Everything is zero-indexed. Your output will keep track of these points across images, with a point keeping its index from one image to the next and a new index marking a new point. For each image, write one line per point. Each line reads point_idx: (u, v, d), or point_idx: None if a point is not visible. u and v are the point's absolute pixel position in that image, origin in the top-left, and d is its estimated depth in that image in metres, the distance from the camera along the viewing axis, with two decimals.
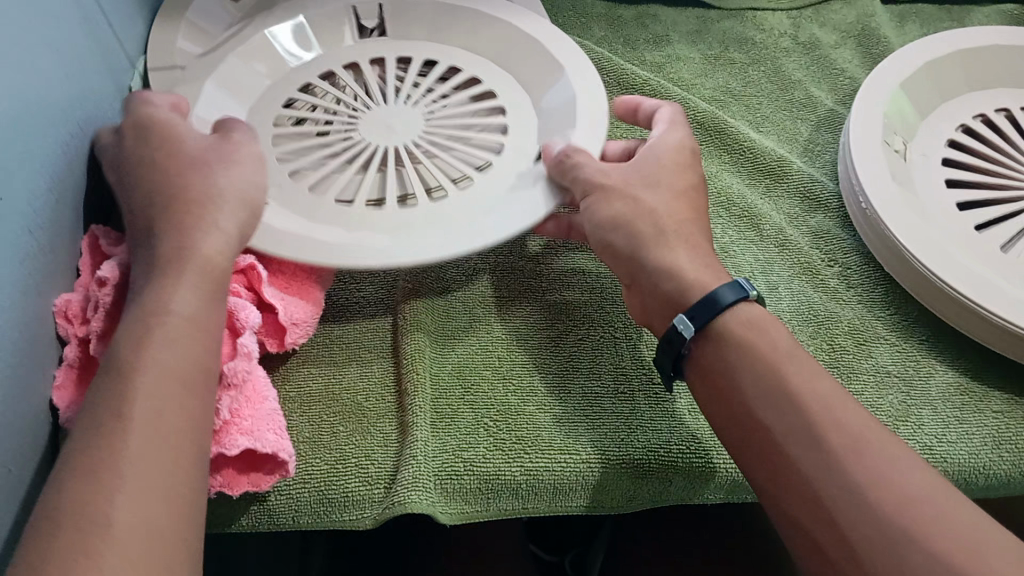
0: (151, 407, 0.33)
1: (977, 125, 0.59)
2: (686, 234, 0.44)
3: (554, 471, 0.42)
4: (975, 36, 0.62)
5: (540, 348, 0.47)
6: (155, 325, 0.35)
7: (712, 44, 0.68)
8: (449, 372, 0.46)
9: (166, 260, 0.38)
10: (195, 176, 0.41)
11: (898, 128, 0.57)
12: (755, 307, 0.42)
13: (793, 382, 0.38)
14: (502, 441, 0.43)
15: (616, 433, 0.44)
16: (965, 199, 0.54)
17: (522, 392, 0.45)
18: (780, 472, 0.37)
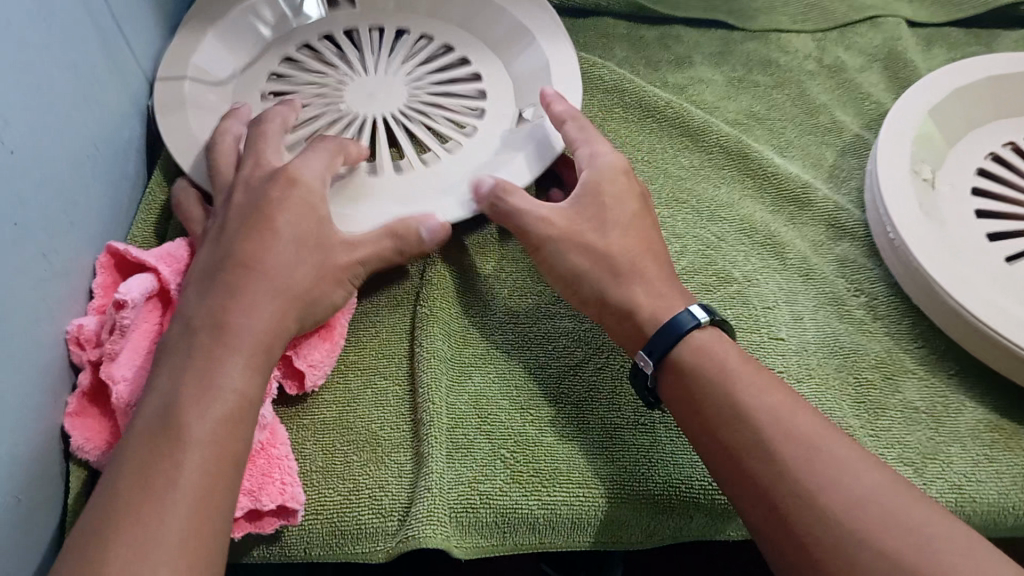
0: (196, 484, 0.34)
1: (1008, 154, 0.58)
2: (655, 272, 0.44)
3: (572, 506, 0.41)
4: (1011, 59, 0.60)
5: (559, 376, 0.46)
6: (200, 396, 0.37)
7: (735, 66, 0.67)
8: (465, 401, 0.45)
9: (205, 327, 0.39)
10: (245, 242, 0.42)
11: (926, 157, 0.56)
12: (713, 334, 0.41)
13: (746, 404, 0.38)
14: (519, 472, 0.42)
15: (636, 465, 0.43)
16: (996, 230, 0.53)
17: (539, 423, 0.44)
18: (743, 488, 0.36)
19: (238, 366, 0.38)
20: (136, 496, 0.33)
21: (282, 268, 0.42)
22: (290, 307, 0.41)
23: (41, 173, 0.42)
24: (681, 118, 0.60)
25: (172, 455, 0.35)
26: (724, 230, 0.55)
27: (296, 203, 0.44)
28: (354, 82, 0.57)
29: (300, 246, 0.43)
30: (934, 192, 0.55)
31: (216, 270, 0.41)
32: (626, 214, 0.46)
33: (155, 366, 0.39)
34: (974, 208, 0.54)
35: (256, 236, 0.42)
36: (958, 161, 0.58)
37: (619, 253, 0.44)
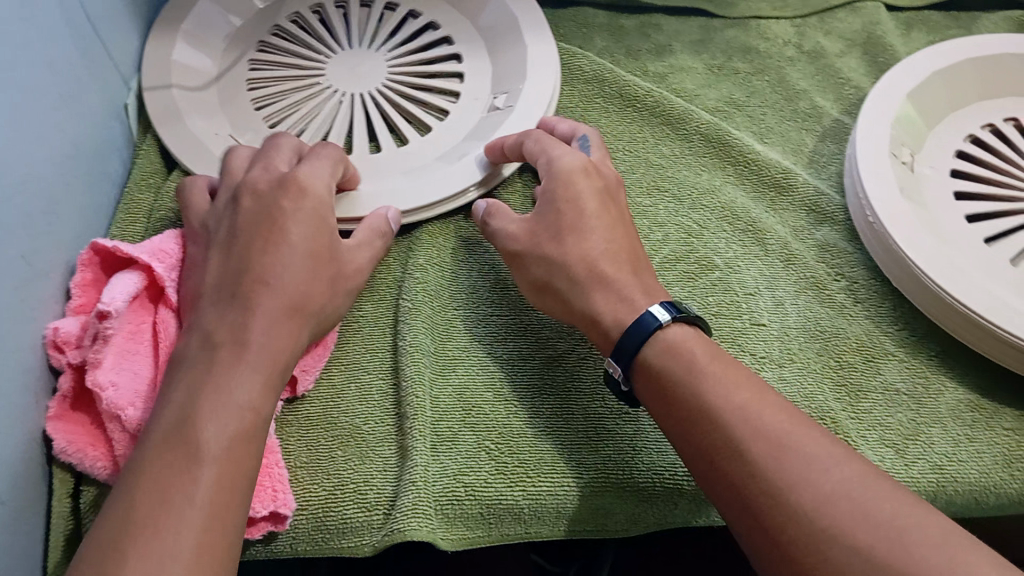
0: (212, 496, 0.34)
1: (986, 136, 0.58)
2: (624, 272, 0.44)
3: (557, 496, 0.41)
4: (993, 41, 0.60)
5: (544, 368, 0.46)
6: (232, 417, 0.37)
7: (715, 54, 0.67)
8: (449, 393, 0.45)
9: (221, 342, 0.39)
10: (247, 253, 0.42)
11: (905, 140, 0.57)
12: (684, 332, 0.41)
13: (715, 406, 0.38)
14: (507, 463, 0.42)
15: (621, 454, 0.43)
16: (975, 213, 0.53)
17: (523, 415, 0.44)
18: (720, 484, 0.37)
19: (252, 381, 0.38)
20: (155, 507, 0.34)
21: (292, 279, 0.42)
22: (292, 319, 0.41)
23: (22, 173, 0.42)
24: (661, 106, 0.60)
25: (189, 470, 0.35)
26: (705, 217, 0.55)
27: (298, 216, 0.44)
28: (336, 65, 0.59)
29: (309, 259, 0.43)
30: (912, 174, 0.55)
31: (232, 285, 0.41)
32: (587, 216, 0.46)
33: (167, 382, 0.39)
34: (952, 191, 0.55)
35: (271, 251, 0.42)
36: (938, 144, 0.58)
37: (576, 259, 0.44)
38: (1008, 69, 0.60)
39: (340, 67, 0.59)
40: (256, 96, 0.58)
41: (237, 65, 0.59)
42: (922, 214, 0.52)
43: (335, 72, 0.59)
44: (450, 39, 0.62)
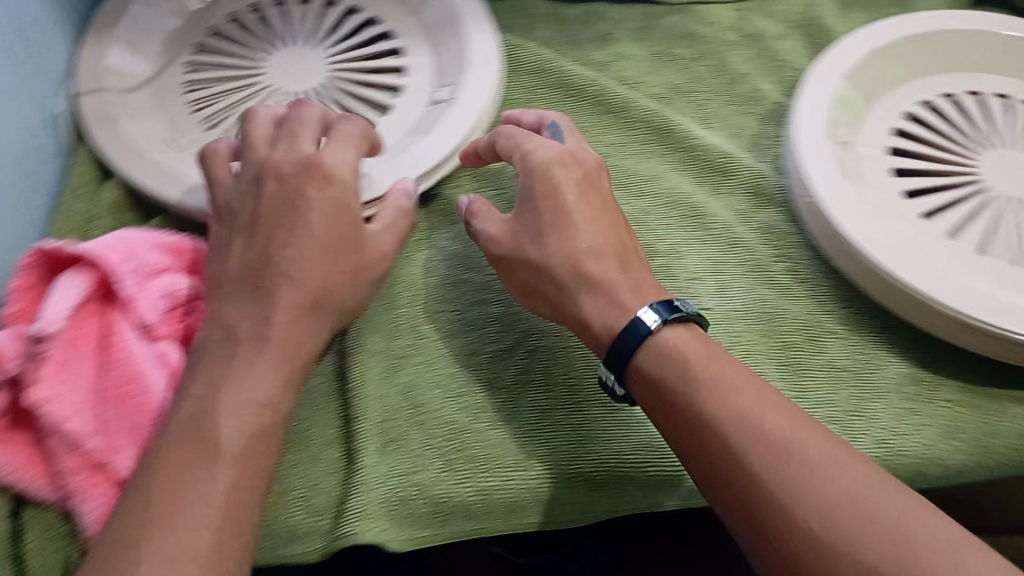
0: (228, 496, 0.35)
1: (921, 111, 0.59)
2: (614, 273, 0.43)
3: (508, 490, 0.41)
4: (925, 17, 0.61)
5: (505, 358, 0.46)
6: (247, 413, 0.37)
7: (658, 40, 0.67)
8: (405, 388, 0.44)
9: (245, 338, 0.40)
10: (267, 247, 0.42)
11: (841, 118, 0.57)
12: (683, 330, 0.41)
13: (714, 409, 0.38)
14: (466, 459, 0.42)
15: (581, 445, 0.43)
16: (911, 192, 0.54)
17: (472, 409, 0.44)
18: (719, 487, 0.37)
19: (266, 379, 0.39)
20: (164, 507, 0.34)
21: (309, 271, 0.42)
22: (308, 312, 0.41)
23: None
24: (603, 95, 0.60)
25: (206, 468, 0.35)
26: (649, 205, 0.55)
27: (315, 210, 0.43)
28: (276, 65, 0.58)
29: (322, 253, 0.43)
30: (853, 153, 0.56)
31: (252, 278, 0.42)
32: (570, 213, 0.45)
33: (184, 379, 0.39)
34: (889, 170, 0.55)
35: (286, 245, 0.42)
36: (876, 121, 0.58)
37: (562, 262, 0.44)
38: (942, 45, 0.60)
39: (284, 68, 0.58)
40: (192, 100, 0.57)
41: (173, 68, 0.58)
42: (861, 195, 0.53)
43: (274, 72, 0.58)
44: (391, 33, 0.61)
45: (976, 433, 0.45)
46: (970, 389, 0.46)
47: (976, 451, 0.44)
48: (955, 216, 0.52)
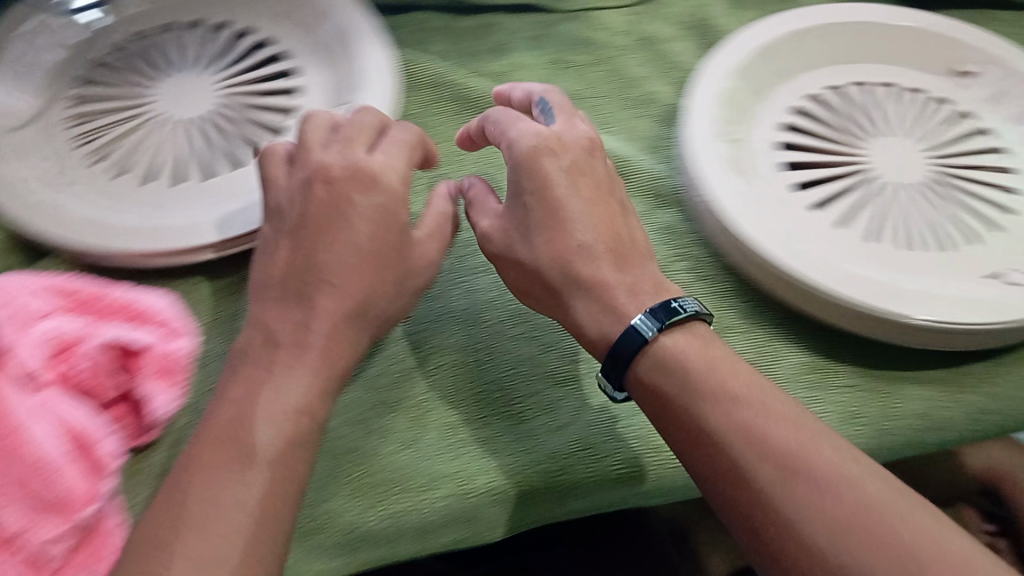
0: (262, 510, 0.33)
1: (790, 108, 0.60)
2: (618, 272, 0.41)
3: (420, 511, 0.40)
4: (789, 17, 0.62)
5: (487, 364, 0.46)
6: (298, 415, 0.36)
7: (552, 48, 0.67)
8: (396, 404, 0.44)
9: (290, 346, 0.37)
10: (314, 250, 0.39)
11: (714, 109, 0.57)
12: (682, 335, 0.40)
13: (734, 415, 0.36)
14: (467, 469, 0.42)
15: (581, 444, 0.43)
16: (786, 185, 0.54)
17: (381, 431, 0.43)
18: (720, 493, 0.36)
19: (305, 386, 0.37)
20: (202, 510, 0.33)
21: (349, 281, 0.39)
22: (352, 324, 0.39)
23: None
24: None
25: (237, 475, 0.34)
26: None
27: (363, 215, 0.40)
28: (164, 91, 0.57)
29: (367, 257, 0.39)
30: (726, 141, 0.55)
31: (295, 284, 0.39)
32: (561, 208, 0.42)
33: (224, 388, 0.37)
34: (766, 163, 0.56)
35: (321, 259, 0.39)
36: (745, 115, 0.59)
37: (549, 266, 0.42)
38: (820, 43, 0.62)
39: (172, 94, 0.56)
40: (74, 131, 0.55)
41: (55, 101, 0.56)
42: (742, 183, 0.52)
43: (162, 98, 0.56)
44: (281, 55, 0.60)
45: (871, 415, 0.46)
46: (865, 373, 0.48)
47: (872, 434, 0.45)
48: (835, 206, 0.53)
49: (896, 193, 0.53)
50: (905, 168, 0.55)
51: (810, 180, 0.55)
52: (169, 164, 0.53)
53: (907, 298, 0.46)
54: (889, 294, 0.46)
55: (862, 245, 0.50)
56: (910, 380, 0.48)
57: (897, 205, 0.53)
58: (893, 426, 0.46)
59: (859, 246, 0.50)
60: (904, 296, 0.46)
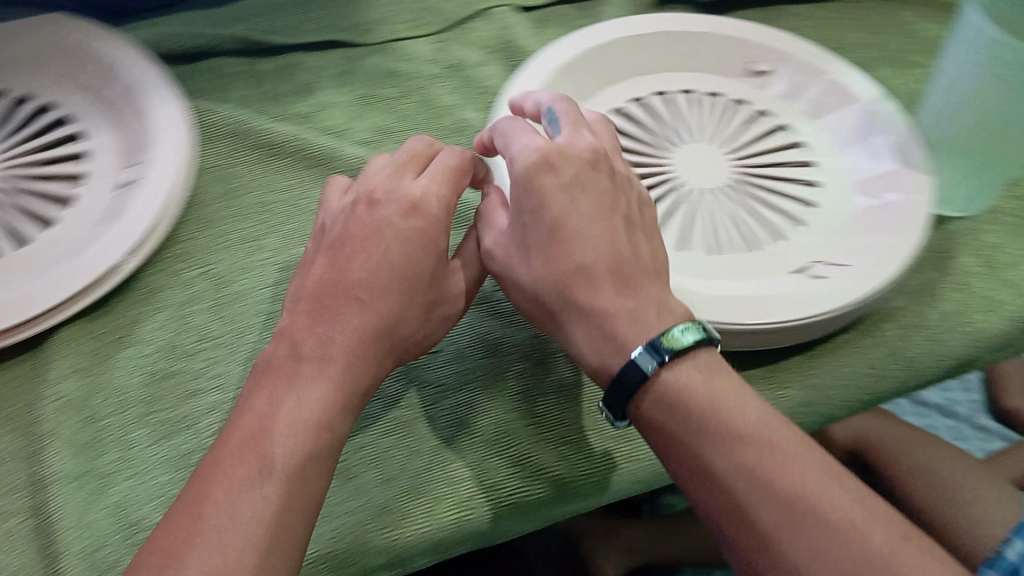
0: (281, 516, 0.30)
1: (745, 54, 0.52)
2: (644, 293, 0.35)
3: (466, 517, 0.35)
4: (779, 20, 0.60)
5: (449, 369, 0.40)
6: (339, 417, 0.33)
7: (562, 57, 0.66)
8: (452, 417, 0.38)
9: (306, 356, 0.34)
10: (353, 267, 0.36)
11: (641, 75, 0.52)
12: (690, 366, 0.33)
13: (775, 472, 0.30)
14: (409, 483, 0.36)
15: (525, 458, 0.37)
16: (771, 133, 0.49)
17: (433, 431, 0.38)
18: (744, 545, 0.31)
19: (321, 400, 0.33)
20: (218, 527, 0.29)
21: (595, 262, 0.35)
22: (373, 345, 0.35)
23: None
24: None
25: (258, 484, 0.30)
26: None
27: (398, 239, 0.37)
28: None
29: (398, 277, 0.36)
30: (655, 99, 0.50)
31: (323, 301, 0.36)
32: (573, 215, 0.36)
33: (249, 389, 0.34)
34: (749, 112, 0.50)
35: (564, 241, 0.35)
36: (688, 62, 0.52)
37: (575, 277, 0.35)
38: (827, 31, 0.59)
39: (86, 85, 0.50)
40: None
41: None
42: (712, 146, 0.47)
43: None
44: None
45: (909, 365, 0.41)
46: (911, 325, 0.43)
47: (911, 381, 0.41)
48: (822, 159, 0.47)
49: (880, 133, 0.46)
50: (867, 101, 0.48)
51: (795, 130, 0.49)
52: (73, 154, 0.47)
53: (894, 252, 0.40)
54: (863, 257, 0.40)
55: (854, 195, 0.45)
56: (916, 338, 0.42)
57: (885, 139, 0.46)
58: (888, 380, 0.40)
59: (847, 198, 0.45)
60: (885, 248, 0.40)
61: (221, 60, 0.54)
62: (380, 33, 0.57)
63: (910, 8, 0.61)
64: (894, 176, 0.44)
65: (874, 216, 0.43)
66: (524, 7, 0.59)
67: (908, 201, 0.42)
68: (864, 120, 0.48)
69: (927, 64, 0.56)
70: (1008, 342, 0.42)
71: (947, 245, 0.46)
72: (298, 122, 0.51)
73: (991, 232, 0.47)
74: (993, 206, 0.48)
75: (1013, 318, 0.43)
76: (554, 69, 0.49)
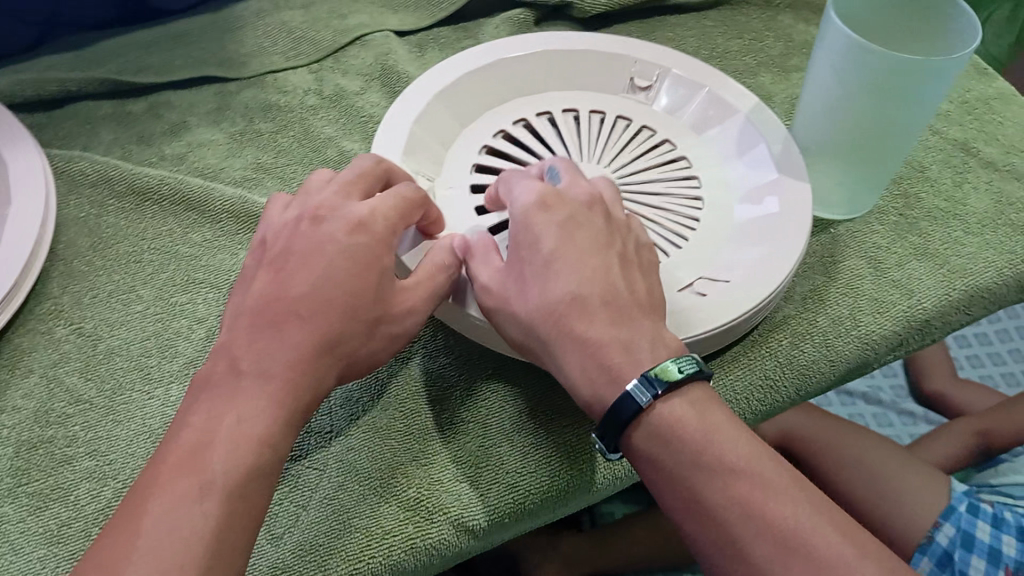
0: (220, 534, 0.29)
1: (628, 69, 0.52)
2: (636, 321, 0.35)
3: (416, 556, 0.35)
4: (661, 36, 0.60)
5: (344, 412, 0.38)
6: (285, 435, 0.32)
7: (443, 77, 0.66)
8: (389, 454, 0.37)
9: (241, 368, 0.32)
10: (293, 282, 0.34)
11: (525, 96, 0.51)
12: (681, 401, 0.33)
13: (762, 497, 0.31)
14: (304, 536, 0.35)
15: (423, 499, 0.36)
16: (656, 148, 0.49)
17: (371, 472, 0.36)
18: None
19: (261, 414, 0.31)
20: (154, 545, 0.28)
21: (589, 291, 0.35)
22: (316, 361, 0.33)
23: None
24: None
25: (196, 500, 0.29)
26: None
27: (341, 253, 0.34)
28: None
29: (342, 288, 0.34)
30: (540, 120, 0.49)
31: (265, 316, 0.34)
32: (570, 249, 0.36)
33: (189, 403, 0.33)
34: (633, 128, 0.49)
35: (558, 273, 0.35)
36: (572, 81, 0.52)
37: (566, 306, 0.34)
38: (705, 40, 0.60)
39: None
40: None
41: None
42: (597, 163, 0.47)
43: None
44: None
45: (806, 356, 0.42)
46: (813, 308, 0.44)
47: (811, 369, 0.42)
48: (703, 172, 0.47)
49: (758, 144, 0.47)
50: (748, 114, 0.49)
51: (679, 143, 0.49)
52: None
53: (775, 266, 0.41)
54: (746, 272, 0.41)
55: (735, 204, 0.46)
56: (808, 345, 0.42)
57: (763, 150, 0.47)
58: (779, 391, 0.41)
59: (730, 208, 0.45)
60: (769, 265, 0.41)
61: (84, 103, 0.53)
62: (255, 66, 0.55)
63: (787, 11, 0.63)
64: (775, 186, 0.45)
65: (757, 228, 0.44)
66: (400, 31, 0.59)
67: (792, 217, 0.43)
68: (745, 131, 0.48)
69: (804, 67, 0.58)
70: (898, 341, 0.43)
71: (835, 249, 0.47)
72: (171, 164, 0.50)
73: (877, 232, 0.48)
74: (877, 207, 0.49)
75: (903, 318, 0.44)
76: (434, 94, 0.48)
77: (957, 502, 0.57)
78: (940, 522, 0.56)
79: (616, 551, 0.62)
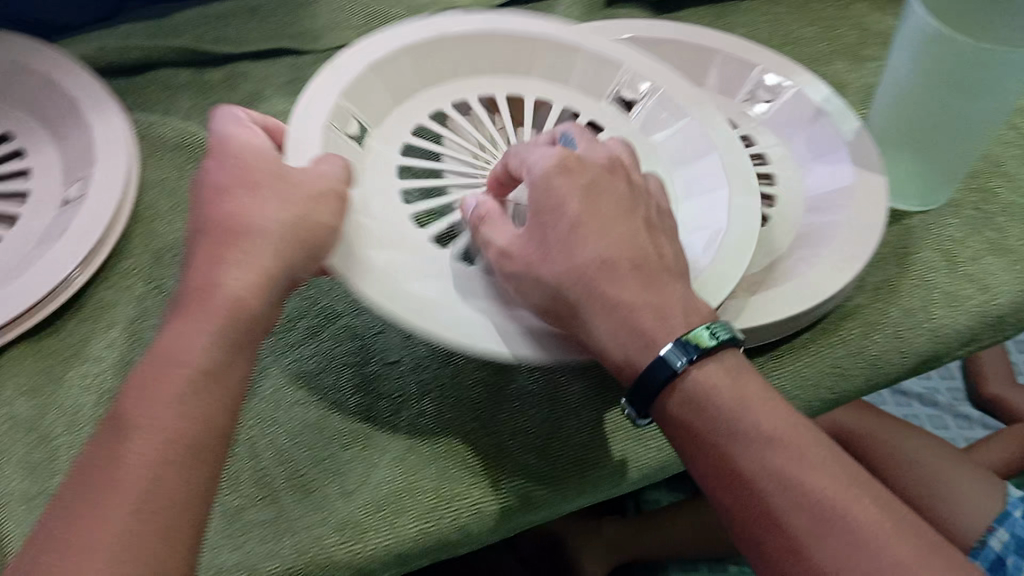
0: (156, 469, 0.29)
1: (617, 80, 0.46)
2: (665, 288, 0.34)
3: (471, 523, 0.36)
4: (735, 21, 0.60)
5: (414, 379, 0.39)
6: (205, 351, 0.31)
7: None
8: (456, 422, 0.38)
9: (180, 304, 0.33)
10: (193, 214, 0.35)
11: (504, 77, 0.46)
12: (715, 367, 0.32)
13: (797, 465, 0.31)
14: (376, 496, 0.36)
15: (490, 470, 0.37)
16: None
17: (436, 440, 0.38)
18: (769, 549, 0.31)
19: (193, 336, 0.31)
20: (88, 504, 0.28)
21: (618, 254, 0.34)
22: (233, 266, 0.33)
23: None
24: None
25: (118, 445, 0.29)
26: None
27: (221, 169, 0.35)
28: None
29: (237, 200, 0.34)
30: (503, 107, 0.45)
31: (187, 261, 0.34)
32: (596, 212, 0.34)
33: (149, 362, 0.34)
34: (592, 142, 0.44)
35: (585, 237, 0.34)
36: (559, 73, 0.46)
37: (592, 266, 0.33)
38: (779, 24, 0.59)
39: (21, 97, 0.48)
40: None
41: None
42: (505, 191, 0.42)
43: None
44: None
45: (876, 347, 0.42)
46: (885, 299, 0.44)
47: (881, 361, 0.42)
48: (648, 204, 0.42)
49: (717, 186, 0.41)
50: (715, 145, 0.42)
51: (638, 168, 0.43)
52: (22, 170, 0.46)
53: None
54: None
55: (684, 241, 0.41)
56: (879, 336, 0.42)
57: (842, 153, 0.46)
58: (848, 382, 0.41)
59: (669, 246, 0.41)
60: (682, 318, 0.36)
61: (163, 70, 0.53)
62: (329, 39, 0.56)
63: None
64: (844, 194, 0.45)
65: (806, 247, 0.43)
66: None
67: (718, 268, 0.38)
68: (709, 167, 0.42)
69: (879, 57, 0.57)
70: (969, 338, 0.43)
71: (908, 239, 0.46)
72: None
73: (951, 225, 0.47)
74: (952, 200, 0.48)
75: (976, 313, 0.43)
76: (405, 45, 0.43)
77: (1012, 507, 0.57)
78: (995, 526, 0.56)
79: (663, 534, 0.62)
